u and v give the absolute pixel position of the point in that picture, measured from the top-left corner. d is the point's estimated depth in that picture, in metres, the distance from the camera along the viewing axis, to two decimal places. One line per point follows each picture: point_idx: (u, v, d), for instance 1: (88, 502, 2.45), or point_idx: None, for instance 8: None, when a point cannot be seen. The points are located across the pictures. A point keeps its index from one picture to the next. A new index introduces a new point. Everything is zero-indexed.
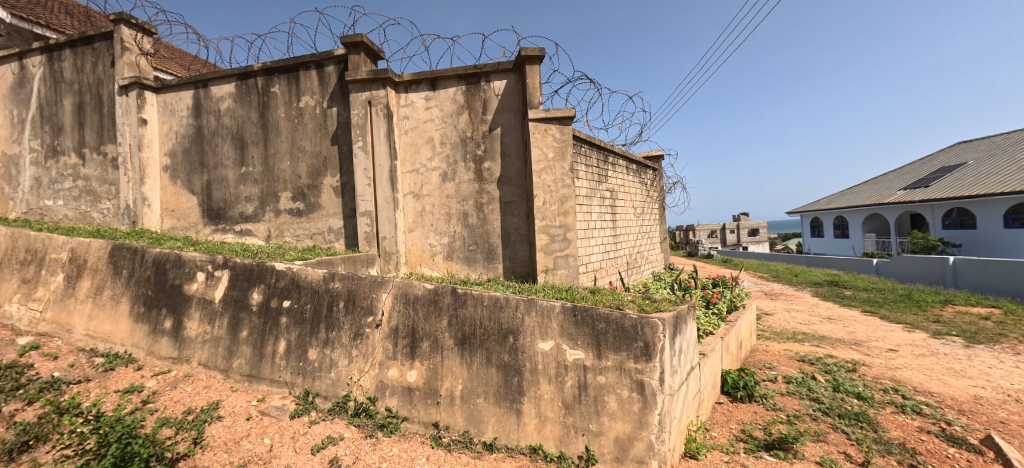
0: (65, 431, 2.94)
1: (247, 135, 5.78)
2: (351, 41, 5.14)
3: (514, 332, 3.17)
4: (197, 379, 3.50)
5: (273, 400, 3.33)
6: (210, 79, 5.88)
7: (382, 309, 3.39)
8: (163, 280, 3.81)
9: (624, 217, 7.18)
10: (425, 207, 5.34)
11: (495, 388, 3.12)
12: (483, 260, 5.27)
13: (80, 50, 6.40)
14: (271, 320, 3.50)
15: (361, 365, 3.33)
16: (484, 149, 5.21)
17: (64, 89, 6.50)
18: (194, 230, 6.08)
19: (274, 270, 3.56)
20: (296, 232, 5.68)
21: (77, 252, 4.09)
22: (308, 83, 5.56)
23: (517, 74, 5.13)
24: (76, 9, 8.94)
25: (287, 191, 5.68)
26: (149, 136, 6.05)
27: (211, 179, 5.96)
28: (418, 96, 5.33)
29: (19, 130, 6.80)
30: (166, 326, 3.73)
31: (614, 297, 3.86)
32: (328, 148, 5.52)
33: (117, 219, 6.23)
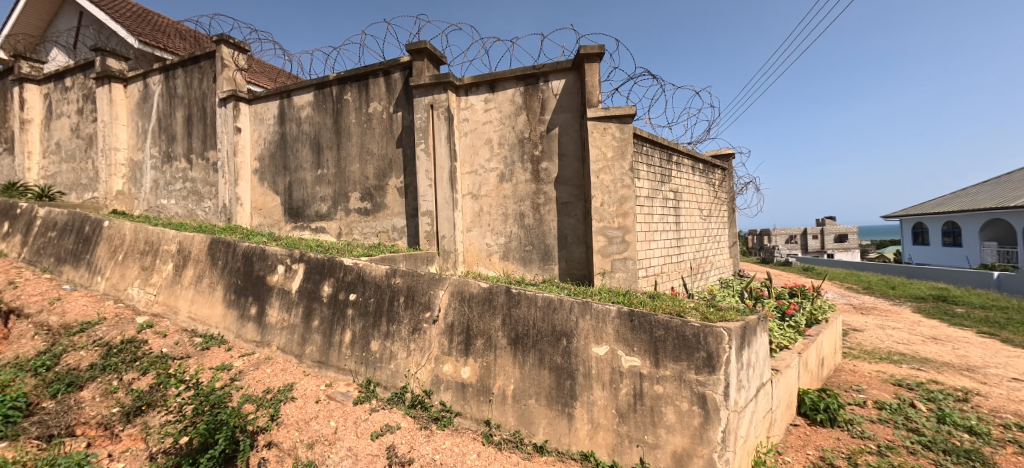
0: (171, 400, 3.37)
1: (323, 140, 6.23)
2: (416, 48, 5.36)
3: (567, 335, 3.13)
4: (276, 362, 3.82)
5: (339, 386, 3.54)
6: (293, 89, 6.42)
7: (439, 305, 3.51)
8: (249, 270, 4.21)
9: (689, 219, 6.83)
10: (484, 207, 5.44)
11: (548, 390, 3.10)
12: (539, 261, 5.26)
13: (189, 68, 7.26)
14: (340, 312, 3.74)
15: (418, 358, 3.45)
16: (542, 149, 5.20)
17: (176, 102, 7.43)
18: (278, 227, 6.66)
19: (343, 265, 3.81)
20: (364, 230, 6.03)
21: (183, 245, 4.65)
22: (376, 89, 5.89)
23: (576, 73, 5.06)
24: (187, 33, 10.25)
25: (357, 191, 6.05)
26: (242, 142, 6.73)
27: (292, 181, 6.50)
28: (478, 99, 5.44)
29: (143, 139, 7.87)
30: (251, 312, 4.12)
31: (675, 303, 3.68)
32: (394, 151, 5.80)
33: (216, 216, 7.00)
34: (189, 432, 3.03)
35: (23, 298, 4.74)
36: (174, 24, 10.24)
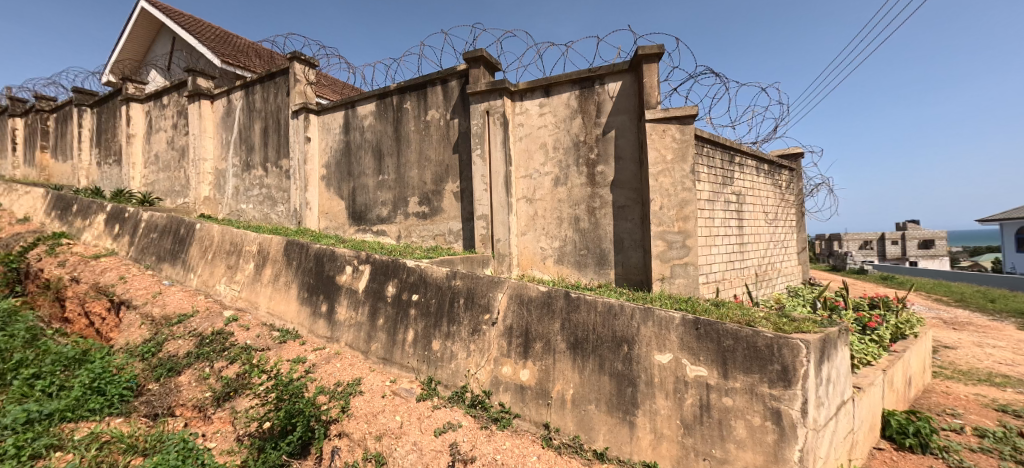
0: (256, 386, 3.68)
1: (385, 147, 6.53)
2: (473, 56, 5.49)
3: (628, 341, 3.07)
4: (344, 357, 4.03)
5: (402, 382, 3.69)
6: (357, 100, 6.79)
7: (499, 308, 3.56)
8: (320, 270, 4.50)
9: (754, 223, 6.48)
10: (538, 211, 5.46)
11: (608, 397, 3.05)
12: (594, 266, 5.19)
13: (266, 84, 7.89)
14: (403, 311, 3.91)
15: (478, 359, 3.52)
16: (599, 152, 5.14)
17: (255, 116, 8.08)
18: (342, 230, 7.05)
19: (406, 267, 3.97)
20: (421, 233, 6.25)
21: (262, 246, 5.05)
22: (434, 97, 6.09)
23: (634, 74, 4.97)
24: (263, 51, 11.23)
25: (415, 196, 6.28)
26: (311, 151, 7.21)
27: (356, 186, 6.86)
28: (534, 103, 5.48)
29: (226, 149, 8.63)
30: (322, 310, 4.39)
31: (742, 312, 3.50)
32: (451, 157, 5.97)
33: (288, 220, 7.54)
34: (272, 417, 3.32)
35: (131, 292, 5.36)
36: (251, 44, 11.27)
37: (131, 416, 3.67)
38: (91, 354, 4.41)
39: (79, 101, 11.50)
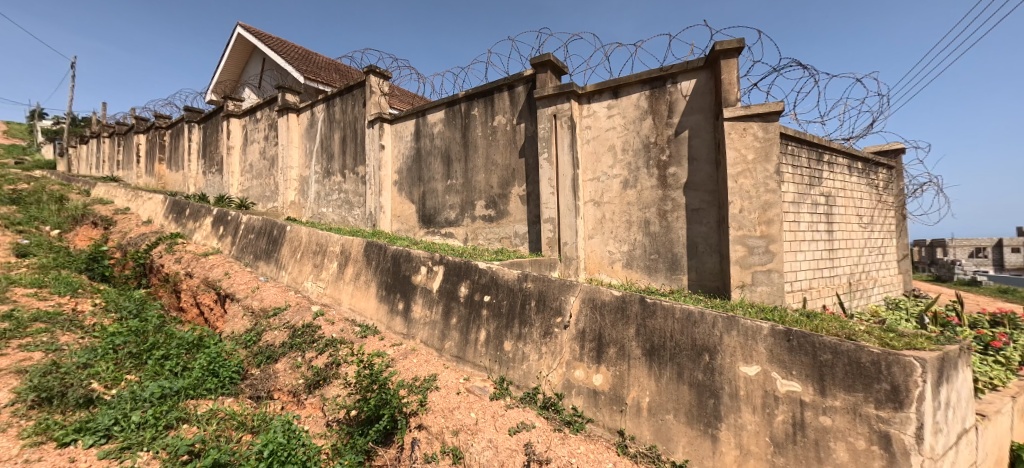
0: (343, 375, 4.00)
1: (453, 153, 6.75)
2: (540, 61, 5.51)
3: (710, 350, 2.93)
4: (420, 353, 4.20)
5: (475, 381, 3.78)
6: (427, 109, 7.09)
7: (571, 311, 3.55)
8: (397, 270, 4.75)
9: (845, 227, 5.92)
10: (606, 214, 5.37)
11: (688, 408, 2.92)
12: (665, 271, 4.99)
13: (345, 97, 8.46)
14: (475, 311, 4.01)
15: (549, 362, 3.53)
16: (670, 153, 4.92)
17: (335, 126, 8.69)
18: (413, 232, 7.37)
19: (477, 268, 4.08)
20: (488, 236, 6.38)
21: (345, 247, 5.42)
22: (501, 103, 6.19)
23: (710, 71, 4.69)
24: (339, 67, 12.18)
25: (482, 200, 6.41)
26: (385, 158, 7.63)
27: (426, 191, 7.15)
28: (602, 105, 5.40)
29: (309, 158, 9.36)
30: (399, 307, 4.61)
31: (839, 325, 3.21)
32: (518, 161, 6.03)
33: (363, 222, 8.03)
34: (359, 407, 3.56)
35: (233, 287, 5.98)
36: (330, 61, 12.27)
37: (239, 397, 4.17)
38: (207, 340, 5.02)
39: (190, 118, 13.04)
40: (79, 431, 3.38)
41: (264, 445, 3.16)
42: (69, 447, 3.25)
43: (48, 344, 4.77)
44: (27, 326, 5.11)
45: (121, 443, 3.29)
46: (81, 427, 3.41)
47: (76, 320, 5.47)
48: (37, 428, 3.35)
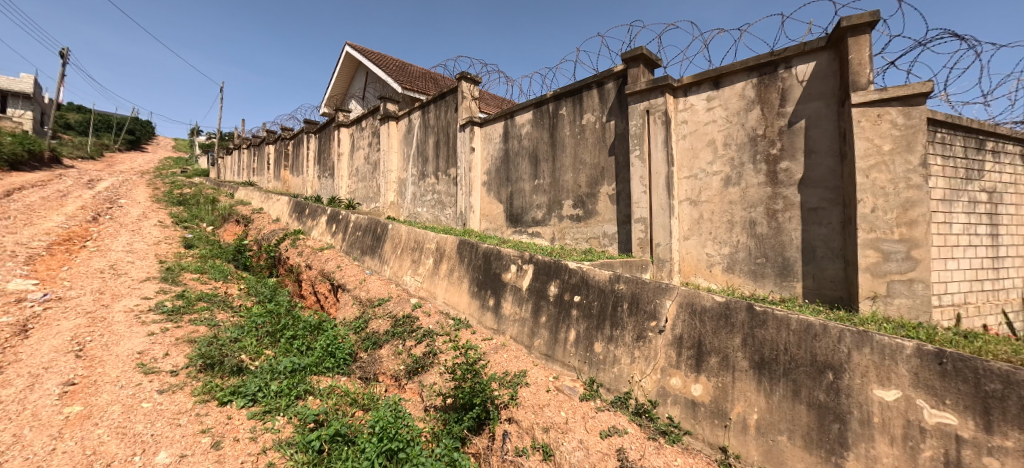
0: (440, 363, 4.25)
1: (541, 153, 6.70)
2: (631, 55, 5.10)
3: (834, 368, 2.59)
4: (510, 349, 4.27)
5: (565, 380, 3.75)
6: (515, 110, 7.18)
7: (666, 316, 3.35)
8: (488, 268, 4.88)
9: (1015, 231, 4.86)
10: (704, 213, 4.77)
11: (805, 430, 2.62)
12: (775, 277, 4.33)
13: (439, 103, 8.90)
14: (565, 311, 3.96)
15: (642, 367, 3.35)
16: (783, 146, 4.27)
17: (430, 131, 9.19)
18: (501, 231, 7.50)
19: (568, 268, 4.03)
20: (575, 236, 6.16)
21: (440, 244, 5.70)
22: (590, 101, 6.01)
23: (834, 51, 4.02)
24: (432, 76, 12.95)
25: (569, 199, 6.23)
26: (475, 160, 7.88)
27: (514, 191, 7.21)
28: (700, 97, 4.82)
29: (407, 162, 9.99)
30: (490, 303, 4.71)
31: (1009, 350, 2.67)
32: (607, 159, 5.76)
33: (455, 221, 8.38)
34: (454, 395, 3.73)
35: (344, 278, 6.61)
36: (425, 71, 13.10)
37: (351, 377, 4.68)
38: (325, 324, 5.62)
39: (308, 130, 14.71)
40: (234, 394, 4.10)
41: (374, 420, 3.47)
42: (227, 406, 3.98)
43: (208, 319, 5.71)
44: (193, 304, 6.17)
45: (264, 407, 3.96)
46: (235, 390, 4.13)
47: (227, 301, 6.47)
48: (205, 389, 4.12)
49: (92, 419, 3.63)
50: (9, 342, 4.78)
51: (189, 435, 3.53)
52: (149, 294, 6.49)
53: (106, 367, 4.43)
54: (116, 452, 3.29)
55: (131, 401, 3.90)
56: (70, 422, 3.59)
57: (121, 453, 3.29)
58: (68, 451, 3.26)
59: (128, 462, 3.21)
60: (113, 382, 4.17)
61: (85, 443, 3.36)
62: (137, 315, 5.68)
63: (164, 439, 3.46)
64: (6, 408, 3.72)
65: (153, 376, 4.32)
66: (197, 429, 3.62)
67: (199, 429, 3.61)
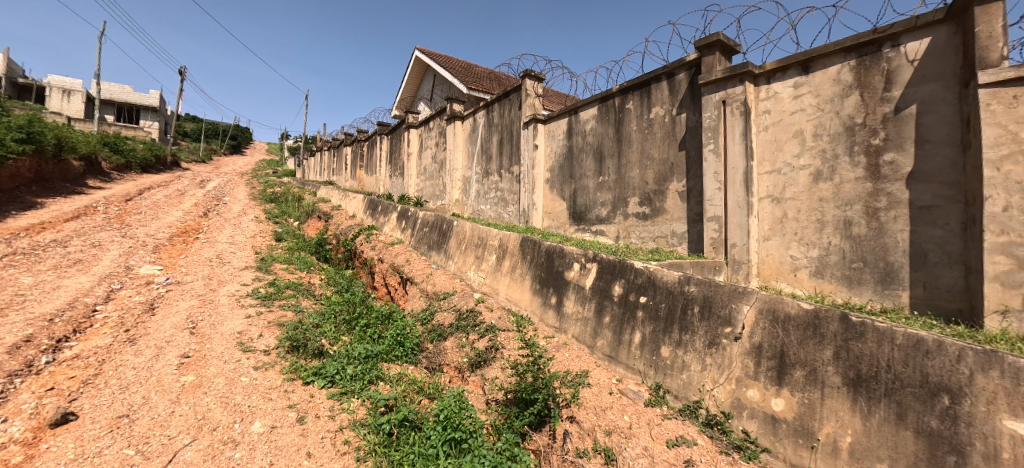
0: (502, 359, 4.29)
1: (605, 149, 6.48)
2: (706, 42, 4.74)
3: (951, 391, 2.26)
4: (572, 348, 4.18)
5: (629, 383, 3.60)
6: (580, 106, 7.02)
7: (744, 322, 3.08)
8: (550, 266, 4.82)
9: None
10: (789, 212, 4.24)
11: (911, 460, 2.30)
12: (874, 284, 3.77)
13: (503, 102, 8.95)
14: (630, 312, 3.79)
15: (715, 375, 3.12)
16: (887, 135, 3.69)
17: (493, 130, 9.27)
18: (563, 229, 7.35)
19: (633, 268, 3.87)
20: (641, 234, 5.89)
21: (503, 241, 5.73)
22: (659, 94, 5.71)
23: (956, 24, 3.41)
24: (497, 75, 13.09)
25: (635, 196, 5.98)
26: (538, 157, 7.82)
27: (577, 189, 7.04)
28: (786, 84, 4.30)
29: (472, 160, 10.16)
30: (552, 301, 4.65)
31: None
32: (677, 154, 5.45)
33: (517, 219, 8.39)
34: (515, 390, 3.72)
35: (413, 272, 6.87)
36: (490, 71, 13.27)
37: (418, 366, 4.85)
38: (395, 314, 5.89)
39: (381, 131, 15.52)
40: (316, 374, 4.43)
41: (439, 408, 3.57)
42: (310, 385, 4.30)
43: (295, 305, 6.20)
44: (283, 291, 6.74)
45: (342, 388, 4.22)
46: (317, 371, 4.45)
47: (310, 289, 6.99)
48: (292, 368, 4.49)
49: (202, 388, 4.06)
50: (141, 317, 5.50)
51: (278, 408, 3.85)
52: (247, 281, 7.18)
53: (213, 343, 4.95)
54: (221, 419, 3.67)
55: (232, 374, 4.32)
56: (185, 389, 4.06)
57: (224, 419, 3.66)
58: (183, 415, 3.68)
59: (230, 428, 3.56)
60: (219, 357, 4.64)
61: (197, 408, 3.78)
62: (237, 299, 6.31)
63: (258, 411, 3.80)
64: (138, 373, 4.27)
65: (250, 354, 4.77)
66: (286, 404, 3.95)
67: (286, 404, 3.93)
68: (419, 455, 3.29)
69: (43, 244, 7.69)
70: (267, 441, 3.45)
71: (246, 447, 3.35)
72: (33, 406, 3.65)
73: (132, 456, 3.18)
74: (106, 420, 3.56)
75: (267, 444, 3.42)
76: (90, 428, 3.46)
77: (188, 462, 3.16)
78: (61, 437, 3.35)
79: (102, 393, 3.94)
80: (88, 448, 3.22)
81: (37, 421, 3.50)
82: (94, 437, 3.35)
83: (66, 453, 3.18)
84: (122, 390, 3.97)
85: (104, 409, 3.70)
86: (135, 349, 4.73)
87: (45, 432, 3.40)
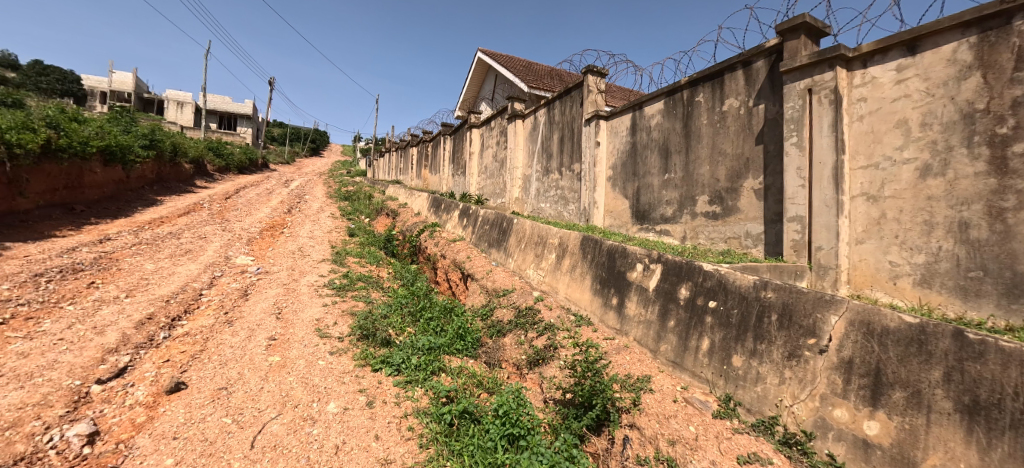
0: (560, 358, 4.24)
1: (672, 144, 6.17)
2: (789, 26, 4.34)
3: None
4: (633, 352, 4.01)
5: (695, 392, 3.39)
6: (645, 101, 6.75)
7: (831, 333, 2.78)
8: (612, 265, 4.67)
9: None
10: (888, 211, 3.77)
11: None
12: (997, 296, 3.24)
13: (564, 99, 8.83)
14: (697, 317, 3.56)
15: (795, 390, 2.84)
16: (1018, 122, 3.14)
17: (554, 127, 9.17)
18: (626, 228, 7.10)
19: (702, 270, 3.64)
20: (711, 235, 5.54)
21: (563, 239, 5.65)
22: (734, 84, 5.33)
23: None
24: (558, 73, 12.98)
25: (705, 194, 5.63)
26: (600, 154, 7.61)
27: (641, 186, 6.77)
28: (886, 68, 3.81)
29: (532, 158, 10.13)
30: (613, 302, 4.49)
31: None
32: (753, 149, 5.05)
33: (578, 217, 8.24)
34: (573, 391, 3.64)
35: (474, 268, 6.98)
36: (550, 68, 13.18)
37: (478, 361, 4.92)
38: (456, 308, 6.02)
39: (445, 132, 15.97)
40: (384, 362, 4.64)
41: (498, 403, 3.59)
42: (378, 372, 4.51)
43: (365, 296, 6.55)
44: (355, 283, 7.14)
45: (407, 377, 4.38)
46: (385, 359, 4.66)
47: (379, 282, 7.35)
48: (362, 355, 4.73)
49: (286, 369, 4.40)
50: (236, 302, 6.08)
51: (350, 391, 4.07)
52: (324, 272, 7.69)
53: (295, 328, 5.35)
54: (301, 397, 3.94)
55: (311, 357, 4.64)
56: (272, 368, 4.42)
57: (304, 398, 3.93)
58: (271, 391, 4.01)
59: (309, 406, 3.82)
60: (300, 341, 5.00)
61: (282, 386, 4.09)
62: (316, 289, 6.78)
63: (333, 392, 4.04)
64: (234, 351, 4.72)
65: (327, 339, 5.10)
66: (356, 388, 4.16)
67: (357, 388, 4.14)
68: (478, 447, 3.32)
69: (161, 235, 8.76)
70: (340, 421, 3.65)
71: (322, 425, 3.58)
72: (153, 375, 4.15)
73: (229, 424, 3.52)
74: (209, 391, 3.96)
75: (340, 423, 3.62)
76: (196, 397, 3.86)
77: (274, 433, 3.43)
78: (174, 403, 3.77)
79: (206, 366, 4.39)
80: (194, 414, 3.61)
81: (155, 387, 3.97)
82: (199, 405, 3.74)
83: (177, 417, 3.58)
84: (222, 366, 4.40)
85: (207, 381, 4.11)
86: (232, 330, 5.23)
87: (162, 398, 3.85)
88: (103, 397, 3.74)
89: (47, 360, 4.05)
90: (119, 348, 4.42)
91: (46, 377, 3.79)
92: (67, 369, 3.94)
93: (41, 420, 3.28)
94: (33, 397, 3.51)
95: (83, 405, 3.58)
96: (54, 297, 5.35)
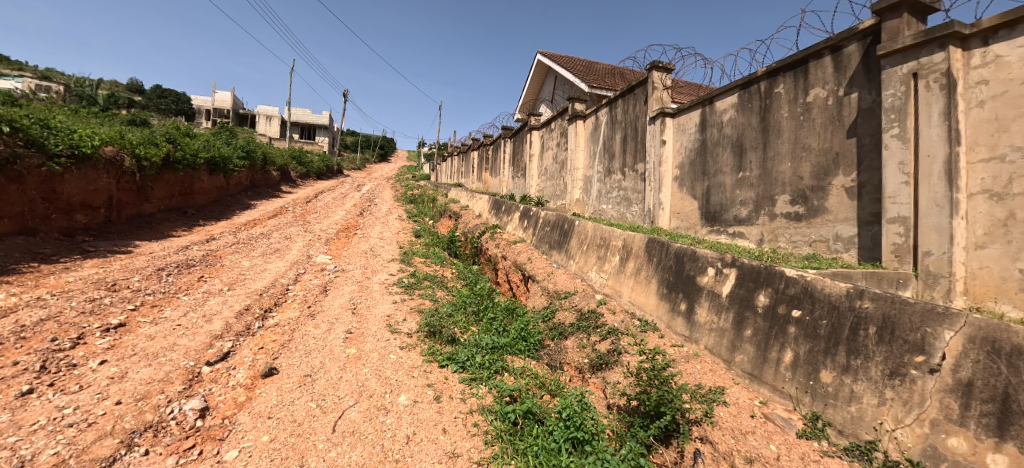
0: (625, 364, 4.12)
1: (747, 141, 5.76)
2: (889, 4, 3.88)
3: None
4: (704, 361, 3.79)
5: (776, 408, 3.13)
6: (716, 95, 6.37)
7: (946, 352, 2.44)
8: (680, 269, 4.44)
9: None
10: (1018, 212, 3.25)
11: None
12: None
13: (627, 97, 8.56)
14: (778, 327, 3.28)
15: (898, 413, 2.53)
16: None
17: (617, 126, 8.94)
18: (694, 230, 6.75)
19: (784, 276, 3.35)
20: (792, 237, 5.11)
21: (627, 241, 5.47)
22: (820, 73, 4.87)
23: None
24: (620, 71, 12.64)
25: (785, 194, 5.19)
26: (666, 153, 7.30)
27: (711, 186, 6.39)
28: (1014, 45, 3.29)
29: (593, 158, 9.95)
30: (681, 308, 4.27)
31: None
32: (844, 142, 4.59)
33: (641, 219, 7.97)
34: (639, 398, 3.50)
35: (535, 269, 6.98)
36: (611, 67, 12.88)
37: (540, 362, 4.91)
38: (518, 309, 6.05)
39: (505, 135, 16.16)
40: (450, 359, 4.76)
41: (563, 405, 3.55)
42: (445, 368, 4.64)
43: (431, 295, 6.79)
44: (421, 282, 7.42)
45: (472, 374, 4.47)
46: (451, 356, 4.78)
47: (444, 282, 7.58)
48: (430, 351, 4.89)
49: (361, 361, 4.66)
50: (317, 297, 6.55)
51: (419, 385, 4.23)
52: (393, 271, 8.08)
53: (369, 323, 5.66)
54: (376, 388, 4.14)
55: (383, 351, 4.88)
56: (349, 359, 4.70)
57: (378, 389, 4.13)
58: (348, 381, 4.26)
59: (382, 397, 4.01)
60: (373, 335, 5.28)
61: (358, 376, 4.34)
62: (386, 287, 7.13)
63: (403, 385, 4.22)
64: (317, 342, 5.08)
65: (396, 335, 5.34)
66: (424, 382, 4.31)
67: (426, 383, 4.29)
68: (543, 449, 3.30)
69: (255, 235, 9.68)
70: (411, 413, 3.80)
71: (394, 416, 3.74)
72: (250, 359, 4.58)
73: (314, 408, 3.79)
74: (296, 377, 4.29)
75: (411, 415, 3.77)
76: (286, 381, 4.20)
77: (352, 420, 3.64)
78: (268, 386, 4.12)
79: (293, 355, 4.76)
80: (285, 397, 3.93)
81: (253, 371, 4.37)
82: (289, 389, 4.06)
83: (271, 399, 3.91)
84: (306, 355, 4.76)
85: (295, 368, 4.46)
86: (314, 323, 5.64)
87: (258, 380, 4.22)
88: (212, 377, 4.18)
89: (168, 343, 4.60)
90: (223, 335, 4.93)
91: (168, 357, 4.30)
92: (184, 351, 4.45)
93: (165, 394, 3.74)
94: (158, 373, 4.00)
95: (196, 383, 4.03)
96: (173, 288, 6.08)
